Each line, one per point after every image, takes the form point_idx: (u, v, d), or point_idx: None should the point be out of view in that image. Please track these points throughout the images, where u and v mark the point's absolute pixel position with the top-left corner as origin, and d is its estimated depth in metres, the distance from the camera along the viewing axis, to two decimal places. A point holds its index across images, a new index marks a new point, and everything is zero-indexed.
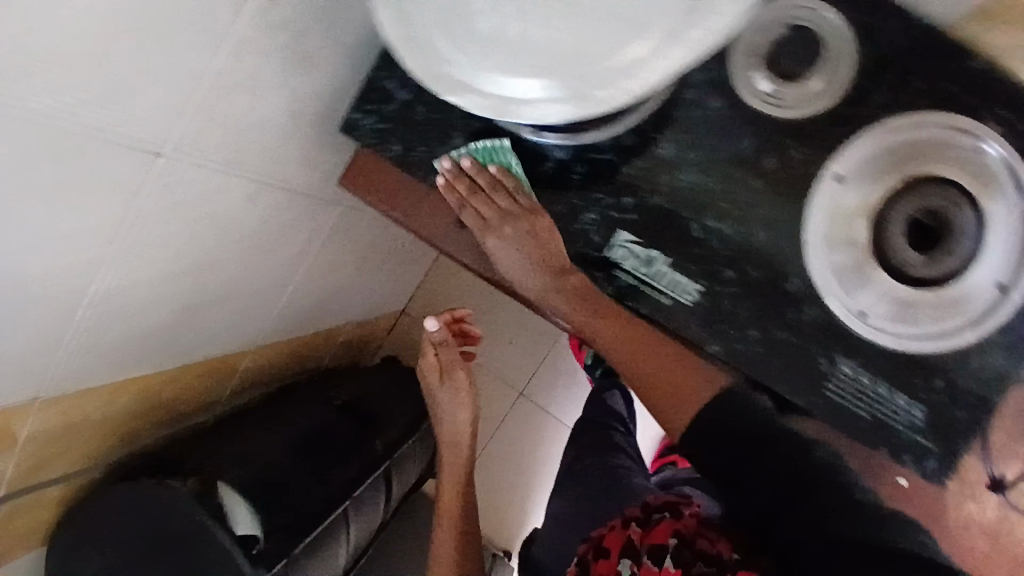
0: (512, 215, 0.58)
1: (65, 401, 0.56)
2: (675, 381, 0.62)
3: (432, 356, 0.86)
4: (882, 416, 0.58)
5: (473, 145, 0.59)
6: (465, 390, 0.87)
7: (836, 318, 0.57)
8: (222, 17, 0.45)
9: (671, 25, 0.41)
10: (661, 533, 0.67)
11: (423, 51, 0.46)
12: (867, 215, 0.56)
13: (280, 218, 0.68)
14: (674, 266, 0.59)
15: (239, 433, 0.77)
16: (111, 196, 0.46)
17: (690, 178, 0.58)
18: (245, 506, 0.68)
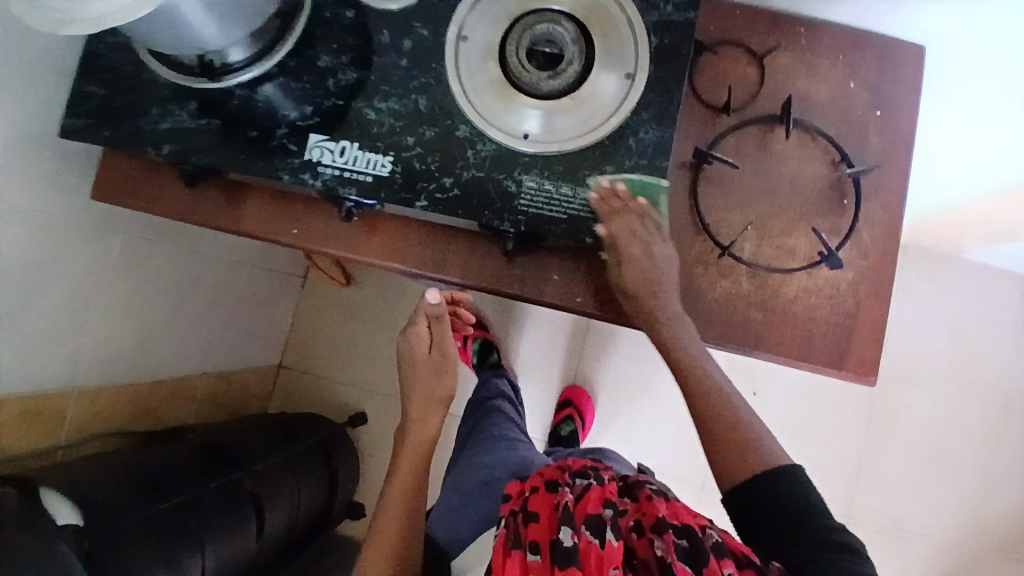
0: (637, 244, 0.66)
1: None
2: (729, 425, 0.68)
3: (422, 329, 0.87)
4: (575, 211, 0.65)
5: (632, 175, 0.65)
6: (448, 365, 0.88)
7: (505, 142, 0.66)
8: None
9: None
10: (595, 502, 0.71)
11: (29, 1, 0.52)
12: (496, 55, 0.67)
13: (43, 243, 0.73)
14: (363, 148, 0.67)
15: (63, 466, 0.78)
16: None
17: (351, 76, 0.68)
18: (66, 503, 0.69)
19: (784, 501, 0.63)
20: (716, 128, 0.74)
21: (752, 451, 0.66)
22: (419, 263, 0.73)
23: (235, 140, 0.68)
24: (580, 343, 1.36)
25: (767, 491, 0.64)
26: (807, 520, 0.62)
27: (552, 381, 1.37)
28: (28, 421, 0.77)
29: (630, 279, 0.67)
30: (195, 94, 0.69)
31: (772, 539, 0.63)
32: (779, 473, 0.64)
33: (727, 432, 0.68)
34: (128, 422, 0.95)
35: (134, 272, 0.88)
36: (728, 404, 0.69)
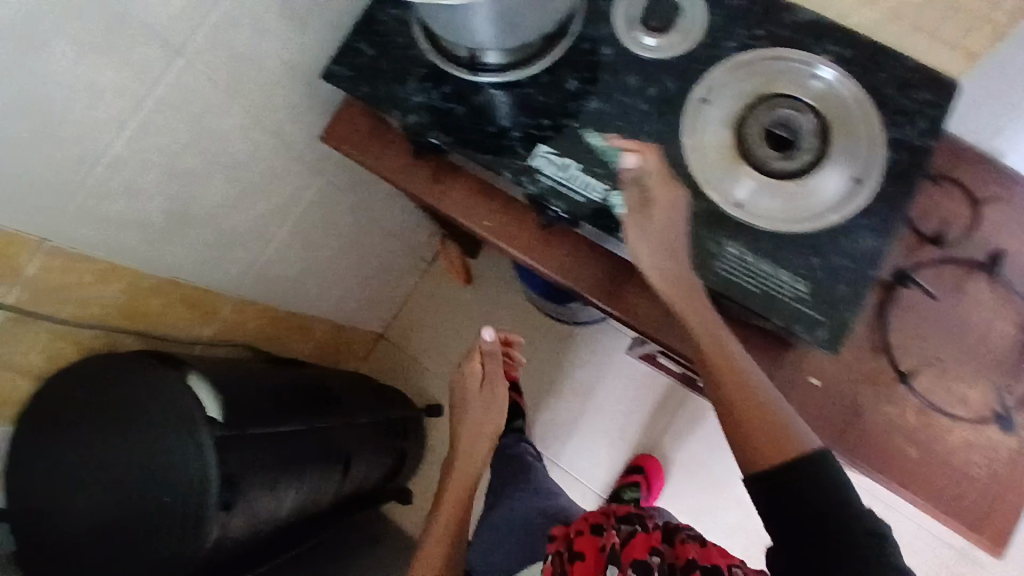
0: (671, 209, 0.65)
1: (59, 261, 0.65)
2: (761, 409, 0.62)
3: (477, 365, 0.84)
4: (770, 289, 0.66)
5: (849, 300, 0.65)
6: (494, 405, 0.85)
7: (720, 206, 0.68)
8: None
9: None
10: (641, 548, 0.74)
11: None
12: (734, 124, 0.70)
13: (270, 164, 0.81)
14: (583, 170, 0.71)
15: (205, 359, 0.84)
16: (125, 75, 0.60)
17: (593, 105, 0.73)
18: (211, 397, 0.73)
19: (820, 493, 0.59)
20: (920, 256, 0.73)
21: (783, 440, 0.61)
22: (586, 285, 0.75)
23: (474, 128, 0.74)
24: (664, 413, 1.33)
25: (804, 485, 0.60)
26: (848, 516, 0.58)
27: (625, 442, 1.34)
28: (190, 308, 0.83)
29: (659, 219, 0.64)
30: (450, 80, 0.75)
31: (799, 541, 0.60)
32: (808, 468, 0.60)
33: (748, 423, 0.62)
34: (261, 339, 1.02)
35: (317, 214, 0.95)
36: (751, 396, 0.63)
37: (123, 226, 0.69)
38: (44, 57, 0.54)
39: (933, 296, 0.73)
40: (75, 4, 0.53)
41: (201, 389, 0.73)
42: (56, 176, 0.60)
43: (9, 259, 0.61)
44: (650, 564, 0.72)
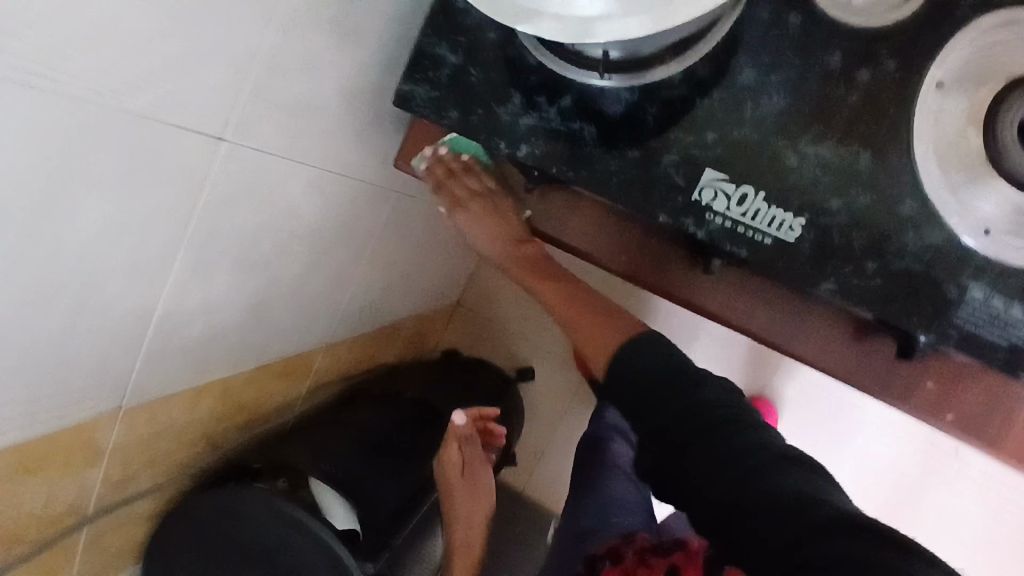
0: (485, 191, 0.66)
1: (140, 413, 0.57)
2: (594, 315, 0.64)
3: (453, 453, 0.78)
4: (1019, 340, 0.52)
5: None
6: (479, 495, 0.81)
7: (959, 240, 0.52)
8: None
9: None
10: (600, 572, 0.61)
11: None
12: (979, 121, 0.51)
13: (342, 207, 0.65)
14: (770, 201, 0.53)
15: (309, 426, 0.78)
16: (168, 193, 0.45)
17: (775, 105, 0.54)
18: (337, 499, 0.72)
19: (651, 369, 0.56)
20: None
21: (605, 334, 0.61)
22: (754, 325, 0.61)
23: (607, 155, 0.56)
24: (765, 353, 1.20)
25: (651, 373, 0.55)
26: (730, 428, 0.50)
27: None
28: (280, 377, 0.73)
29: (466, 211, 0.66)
30: (569, 87, 0.56)
31: (666, 443, 0.52)
32: (634, 346, 0.58)
33: (590, 337, 0.63)
34: (351, 368, 0.92)
35: (393, 231, 0.79)
36: (599, 314, 0.64)
37: (202, 347, 0.58)
38: (61, 219, 0.39)
39: None
40: (66, 146, 0.37)
41: (322, 491, 0.72)
42: (119, 332, 0.49)
43: (88, 440, 0.53)
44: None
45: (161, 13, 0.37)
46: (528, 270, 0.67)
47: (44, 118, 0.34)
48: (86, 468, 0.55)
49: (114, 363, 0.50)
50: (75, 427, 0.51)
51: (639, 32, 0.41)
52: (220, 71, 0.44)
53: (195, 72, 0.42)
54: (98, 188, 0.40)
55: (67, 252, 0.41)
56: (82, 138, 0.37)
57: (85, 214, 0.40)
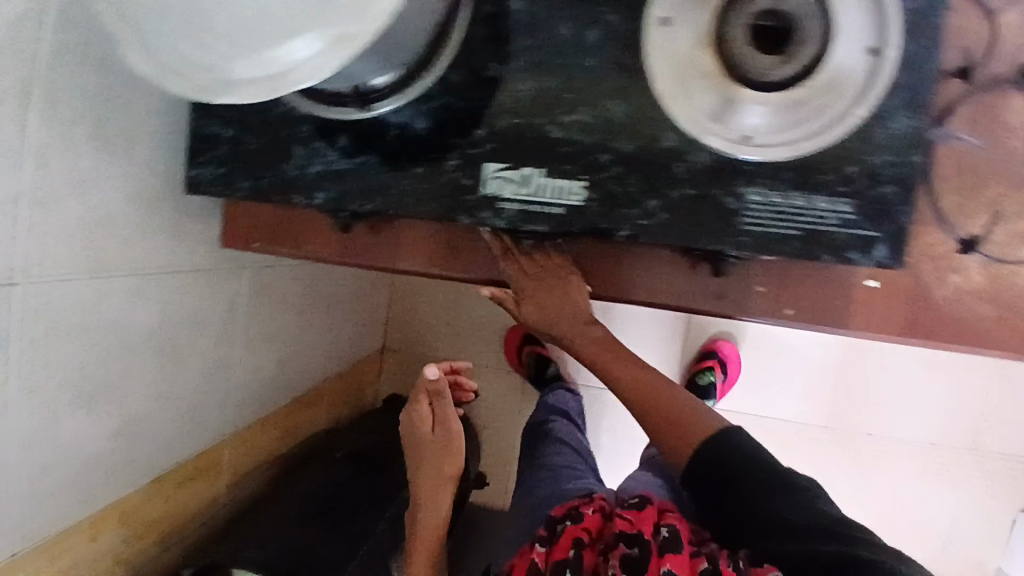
0: (543, 270, 0.64)
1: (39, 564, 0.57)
2: (663, 394, 0.69)
3: (425, 406, 0.79)
4: (812, 224, 0.56)
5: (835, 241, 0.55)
6: (452, 447, 0.80)
7: (723, 154, 0.55)
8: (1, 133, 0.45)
9: None
10: (566, 539, 0.69)
11: (188, 72, 0.44)
12: (708, 41, 0.54)
13: (185, 302, 0.67)
14: (550, 174, 0.57)
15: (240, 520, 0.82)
16: None
17: (528, 87, 0.56)
18: None
19: (735, 453, 0.64)
20: (945, 102, 0.62)
21: (689, 422, 0.68)
22: (666, 297, 0.64)
23: (396, 177, 0.57)
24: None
25: (730, 452, 0.64)
26: (787, 482, 0.62)
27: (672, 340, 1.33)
28: (191, 479, 0.75)
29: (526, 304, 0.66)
30: (342, 127, 0.57)
31: (741, 499, 0.63)
32: (721, 441, 0.65)
33: (668, 421, 0.68)
34: (276, 447, 0.93)
35: (260, 307, 0.80)
36: (660, 391, 0.69)
37: (79, 480, 0.59)
38: None
39: (973, 142, 0.62)
40: None
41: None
42: None
43: None
44: (569, 560, 0.66)
45: None
46: (589, 346, 0.70)
47: None
48: None
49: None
50: None
51: (330, 69, 0.42)
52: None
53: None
54: None
55: None
56: None
57: None
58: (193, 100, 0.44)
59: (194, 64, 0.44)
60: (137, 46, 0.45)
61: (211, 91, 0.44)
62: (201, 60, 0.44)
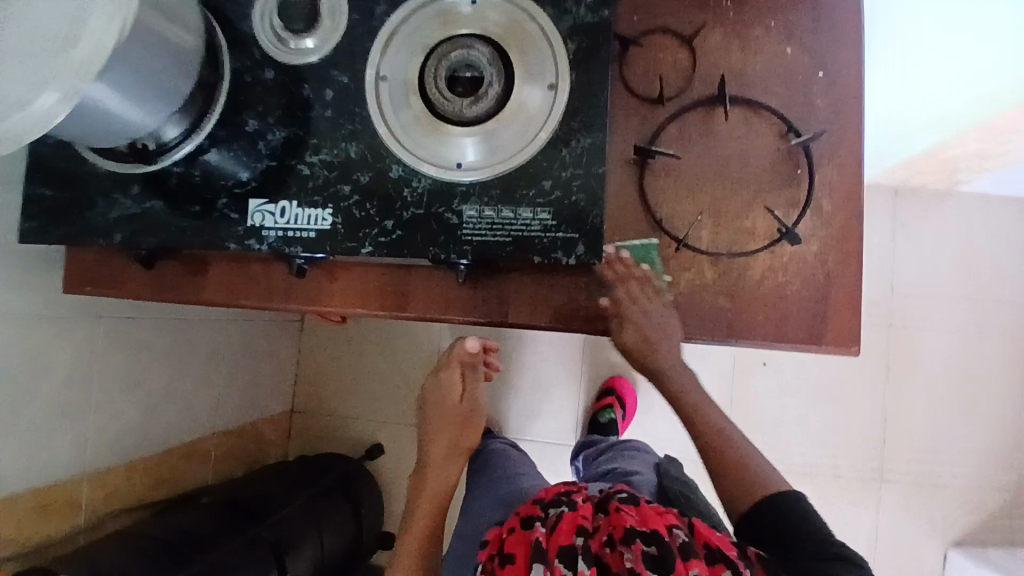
0: (643, 300, 0.68)
1: None
2: (731, 445, 0.73)
3: (456, 374, 0.83)
4: (519, 231, 0.66)
5: (541, 244, 0.65)
6: (473, 418, 0.86)
7: (440, 177, 0.67)
8: None
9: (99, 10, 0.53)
10: (568, 529, 0.64)
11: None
12: (416, 90, 0.68)
13: (31, 342, 0.77)
14: (302, 205, 0.68)
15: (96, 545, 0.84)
16: None
17: (281, 136, 0.69)
18: None
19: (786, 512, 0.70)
20: (654, 122, 0.71)
21: (752, 477, 0.72)
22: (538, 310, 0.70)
23: (182, 215, 0.69)
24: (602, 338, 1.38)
25: (778, 506, 0.70)
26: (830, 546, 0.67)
27: (580, 380, 1.37)
28: (41, 508, 0.81)
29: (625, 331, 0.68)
30: (136, 178, 0.70)
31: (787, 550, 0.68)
32: (778, 499, 0.71)
33: (732, 471, 0.73)
34: (145, 493, 0.99)
35: (121, 353, 0.90)
36: (729, 442, 0.73)
37: None
38: None
39: (680, 156, 0.71)
40: None
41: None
42: None
43: None
44: (578, 547, 0.62)
45: None
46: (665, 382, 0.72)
47: None
48: None
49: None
50: None
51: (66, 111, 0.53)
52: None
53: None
54: None
55: None
56: None
57: None
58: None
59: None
60: None
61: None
62: None
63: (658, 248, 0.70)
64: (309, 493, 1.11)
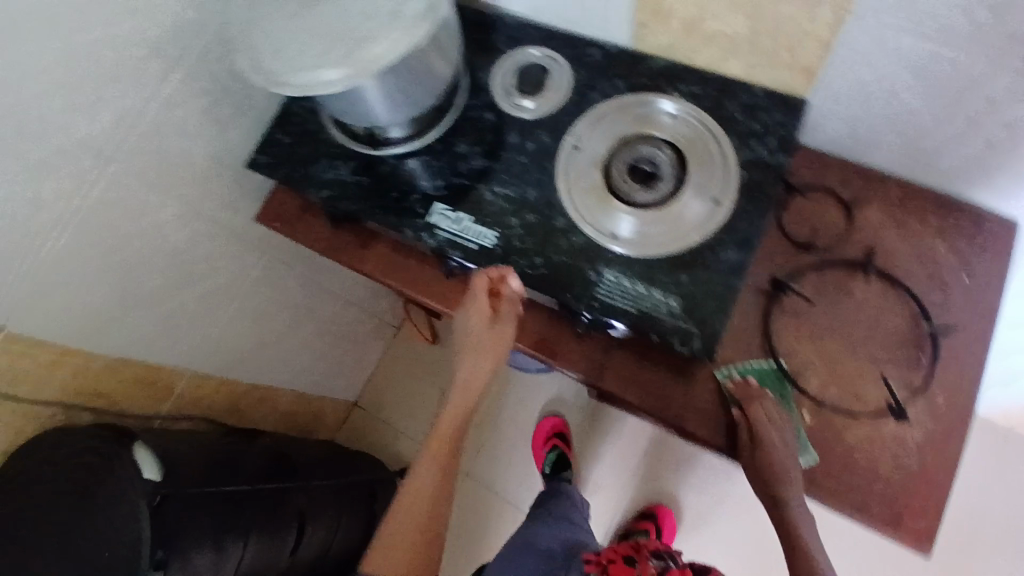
0: (771, 421, 0.70)
1: (14, 351, 0.75)
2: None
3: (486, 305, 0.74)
4: (645, 308, 0.72)
5: (661, 325, 0.71)
6: (497, 347, 0.77)
7: (594, 240, 0.76)
8: (152, 76, 0.73)
9: (402, 28, 0.67)
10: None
11: (261, 74, 0.68)
12: (600, 165, 0.78)
13: (209, 247, 0.91)
14: (474, 221, 0.79)
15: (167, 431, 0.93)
16: (64, 183, 0.71)
17: (479, 164, 0.82)
18: (151, 459, 0.82)
19: None
20: (796, 264, 0.77)
21: None
22: (648, 395, 0.75)
23: (378, 194, 0.83)
24: (664, 461, 1.33)
25: None
26: None
27: (627, 491, 1.34)
28: (143, 382, 0.92)
29: (754, 449, 0.70)
30: (356, 155, 0.84)
31: None
32: None
33: None
34: (218, 413, 1.09)
35: (261, 288, 1.04)
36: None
37: (70, 316, 0.79)
38: None
39: (812, 301, 0.76)
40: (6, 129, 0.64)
41: (146, 458, 0.81)
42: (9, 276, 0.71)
43: None
44: None
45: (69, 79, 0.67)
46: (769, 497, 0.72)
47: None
48: None
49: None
50: None
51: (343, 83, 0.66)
52: (109, 115, 0.72)
53: (90, 114, 0.70)
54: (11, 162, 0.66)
55: None
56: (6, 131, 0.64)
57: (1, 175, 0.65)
58: (263, 88, 0.68)
59: (266, 67, 0.68)
60: (242, 54, 0.69)
61: (271, 82, 0.68)
62: (276, 58, 0.68)
63: (786, 377, 0.74)
64: (343, 476, 1.14)
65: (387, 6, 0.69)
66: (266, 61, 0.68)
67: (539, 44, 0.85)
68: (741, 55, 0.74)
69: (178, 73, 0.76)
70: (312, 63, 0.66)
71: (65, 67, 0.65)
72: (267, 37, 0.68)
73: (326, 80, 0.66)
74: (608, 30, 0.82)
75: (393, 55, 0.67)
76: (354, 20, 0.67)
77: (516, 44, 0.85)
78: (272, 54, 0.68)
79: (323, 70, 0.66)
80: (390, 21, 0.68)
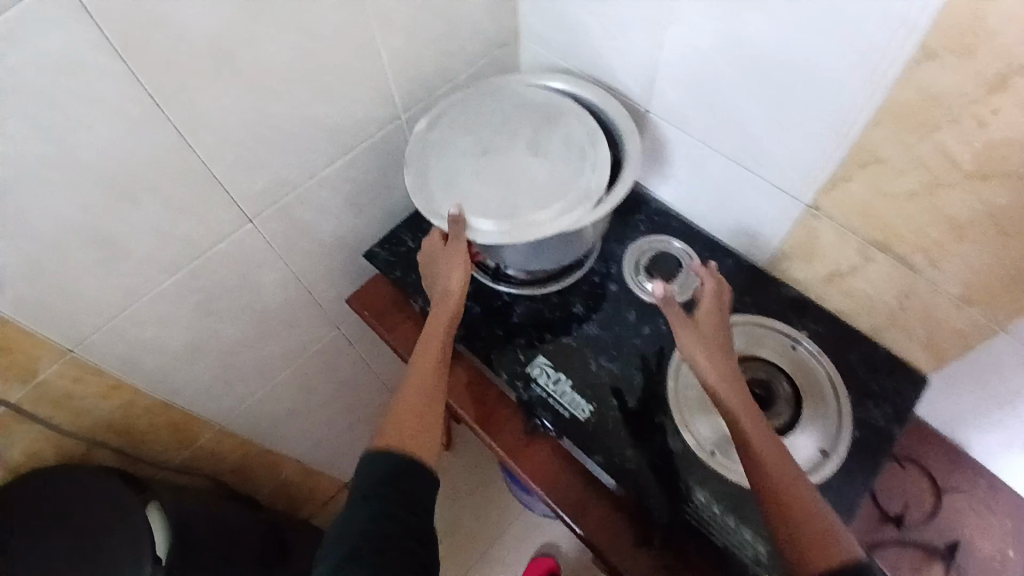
0: None
1: (75, 369, 0.70)
2: None
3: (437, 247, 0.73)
4: (730, 545, 0.68)
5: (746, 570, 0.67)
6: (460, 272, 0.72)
7: (692, 451, 0.73)
8: (321, 155, 0.74)
9: (572, 206, 0.67)
10: None
11: (423, 195, 0.70)
12: None
13: (294, 313, 0.89)
14: (573, 387, 0.77)
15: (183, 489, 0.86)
16: (199, 229, 0.69)
17: (591, 330, 0.81)
18: (161, 525, 0.75)
19: None
20: (879, 535, 0.77)
21: None
22: None
23: (484, 328, 0.82)
24: None
25: None
26: None
27: None
28: (172, 429, 0.86)
29: None
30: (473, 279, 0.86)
31: None
32: None
33: None
34: (223, 472, 1.01)
35: (320, 359, 1.01)
36: None
37: (141, 349, 0.74)
38: (137, 207, 0.63)
39: None
40: (175, 171, 0.63)
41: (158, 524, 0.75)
42: (108, 300, 0.67)
43: (31, 364, 0.66)
44: None
45: (252, 142, 0.67)
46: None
47: (171, 155, 0.62)
48: (14, 385, 0.67)
49: (85, 326, 0.67)
50: (40, 343, 0.65)
51: (494, 237, 0.66)
52: (264, 182, 0.71)
53: (251, 176, 0.69)
54: (165, 199, 0.64)
55: (124, 223, 0.63)
56: (173, 172, 0.63)
57: (148, 206, 0.63)
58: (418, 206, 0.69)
59: (430, 192, 0.70)
60: (413, 171, 0.72)
61: (428, 204, 0.69)
62: (442, 190, 0.70)
63: None
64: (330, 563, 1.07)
65: (562, 176, 0.70)
66: (432, 188, 0.70)
67: (676, 235, 0.88)
68: (872, 316, 0.77)
69: (340, 160, 0.77)
70: (474, 206, 0.69)
71: (249, 129, 0.66)
72: (441, 170, 0.72)
73: (481, 226, 0.68)
74: (747, 245, 0.85)
75: (553, 229, 0.66)
76: (529, 187, 0.70)
77: (654, 228, 0.88)
78: (442, 186, 0.70)
79: (480, 220, 0.67)
80: (561, 197, 0.68)
